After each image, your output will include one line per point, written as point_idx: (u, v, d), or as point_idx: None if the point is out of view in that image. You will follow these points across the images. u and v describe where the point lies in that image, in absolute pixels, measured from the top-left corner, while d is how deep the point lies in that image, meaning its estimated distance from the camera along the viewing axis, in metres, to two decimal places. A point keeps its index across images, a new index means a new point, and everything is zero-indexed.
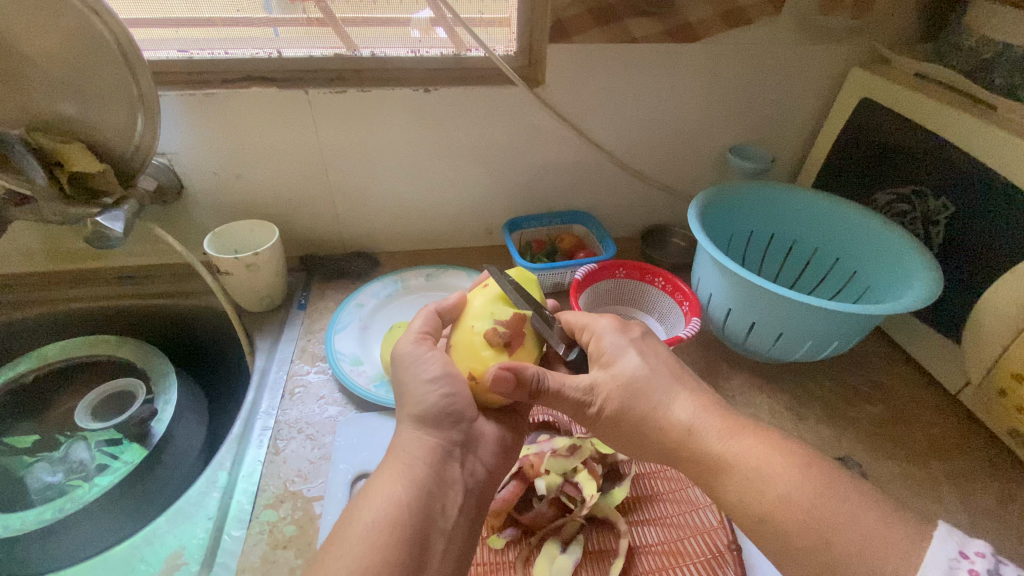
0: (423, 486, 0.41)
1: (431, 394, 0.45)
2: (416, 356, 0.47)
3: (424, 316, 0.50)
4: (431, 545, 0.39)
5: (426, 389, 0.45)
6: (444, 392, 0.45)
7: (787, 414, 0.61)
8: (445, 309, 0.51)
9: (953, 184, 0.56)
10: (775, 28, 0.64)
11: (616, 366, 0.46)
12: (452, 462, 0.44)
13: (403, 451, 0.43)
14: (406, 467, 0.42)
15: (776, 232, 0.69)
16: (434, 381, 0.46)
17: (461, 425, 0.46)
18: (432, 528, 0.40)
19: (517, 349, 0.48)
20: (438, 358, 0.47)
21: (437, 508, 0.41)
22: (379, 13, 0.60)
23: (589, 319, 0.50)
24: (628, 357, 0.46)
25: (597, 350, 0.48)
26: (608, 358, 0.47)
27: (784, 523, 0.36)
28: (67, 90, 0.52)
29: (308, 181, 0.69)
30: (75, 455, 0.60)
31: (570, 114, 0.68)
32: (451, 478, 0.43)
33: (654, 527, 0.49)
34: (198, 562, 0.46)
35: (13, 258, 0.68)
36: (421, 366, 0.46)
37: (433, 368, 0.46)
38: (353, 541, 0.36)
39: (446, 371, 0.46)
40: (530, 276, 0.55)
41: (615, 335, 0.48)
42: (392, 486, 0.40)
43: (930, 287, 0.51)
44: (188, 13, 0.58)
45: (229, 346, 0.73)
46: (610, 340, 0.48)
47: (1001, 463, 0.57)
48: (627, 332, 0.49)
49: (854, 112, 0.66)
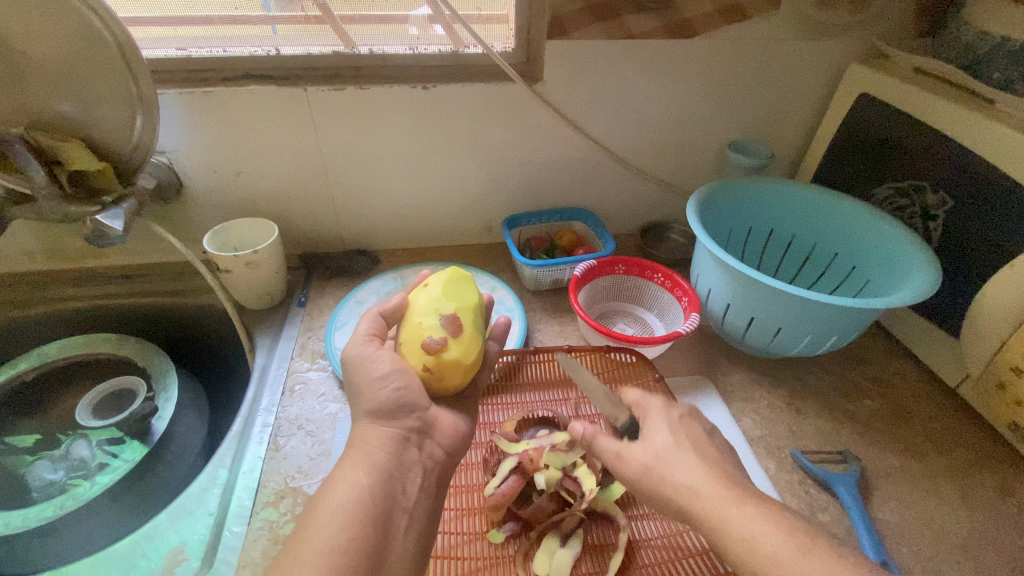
0: (382, 471, 0.41)
1: (382, 389, 0.43)
2: (366, 357, 0.45)
3: (368, 318, 0.48)
4: (392, 528, 0.39)
5: (378, 386, 0.43)
6: (395, 386, 0.43)
7: (785, 408, 0.61)
8: (389, 310, 0.49)
9: (953, 179, 0.56)
10: (772, 24, 0.64)
11: (652, 444, 0.44)
12: (410, 447, 0.44)
13: (364, 442, 0.42)
14: (364, 455, 0.41)
15: (775, 228, 0.69)
16: (384, 377, 0.43)
17: (416, 413, 0.44)
18: (393, 511, 0.40)
19: (459, 347, 0.46)
20: (387, 355, 0.45)
21: (398, 489, 0.41)
22: (377, 10, 0.61)
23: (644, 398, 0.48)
24: (667, 437, 0.44)
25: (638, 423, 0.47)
26: (647, 433, 0.45)
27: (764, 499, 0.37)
28: (64, 89, 0.52)
29: (307, 179, 0.69)
30: (76, 453, 0.60)
31: (567, 111, 0.68)
32: (409, 462, 0.43)
33: (653, 521, 0.50)
34: (198, 558, 0.47)
35: (13, 257, 0.68)
36: (371, 365, 0.44)
37: (382, 365, 0.44)
38: (322, 524, 0.37)
39: (396, 367, 0.44)
40: (467, 273, 0.52)
41: (660, 417, 0.46)
42: (353, 473, 0.40)
43: (929, 282, 0.51)
44: (187, 12, 0.58)
45: (231, 344, 0.73)
46: (653, 419, 0.46)
47: (1001, 457, 0.57)
48: (673, 413, 0.46)
49: (854, 106, 0.66)
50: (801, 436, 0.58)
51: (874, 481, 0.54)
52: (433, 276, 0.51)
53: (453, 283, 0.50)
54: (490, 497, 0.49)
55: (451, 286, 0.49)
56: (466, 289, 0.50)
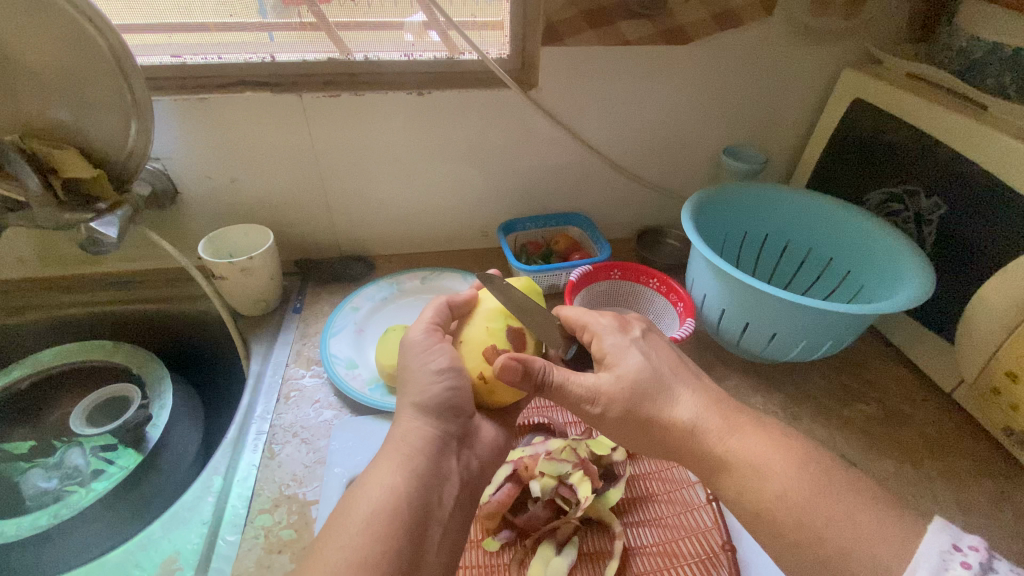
0: (420, 478, 0.41)
1: (436, 384, 0.45)
2: (425, 346, 0.47)
3: (435, 307, 0.51)
4: (427, 539, 0.39)
5: (431, 379, 0.45)
6: (450, 384, 0.46)
7: (782, 413, 0.61)
8: (456, 303, 0.51)
9: (944, 184, 0.57)
10: (769, 29, 0.64)
11: (618, 370, 0.45)
12: (449, 455, 0.44)
13: (399, 445, 0.43)
14: (403, 460, 0.41)
15: (770, 232, 0.70)
16: (440, 372, 0.46)
17: (462, 420, 0.46)
18: (430, 522, 0.40)
19: None
20: (446, 349, 0.47)
21: (434, 499, 0.41)
22: (373, 17, 0.61)
23: (589, 319, 0.49)
24: (631, 358, 0.45)
25: (598, 352, 0.47)
26: (611, 361, 0.45)
27: (784, 505, 0.37)
28: (58, 96, 0.52)
29: (301, 185, 0.69)
30: (70, 461, 0.60)
31: (564, 117, 0.68)
32: (446, 471, 0.43)
33: (651, 527, 0.50)
34: (193, 568, 0.46)
35: (7, 264, 0.68)
36: (429, 357, 0.46)
37: (441, 360, 0.46)
38: (352, 534, 0.36)
39: (453, 364, 0.46)
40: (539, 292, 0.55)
41: (616, 337, 0.47)
42: (371, 479, 0.40)
43: (923, 287, 0.51)
44: (182, 19, 0.58)
45: (225, 350, 0.73)
46: (611, 341, 0.47)
47: (996, 462, 0.57)
48: (626, 332, 0.48)
49: (846, 112, 0.67)
50: None
51: None
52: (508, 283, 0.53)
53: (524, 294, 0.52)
54: (485, 504, 0.49)
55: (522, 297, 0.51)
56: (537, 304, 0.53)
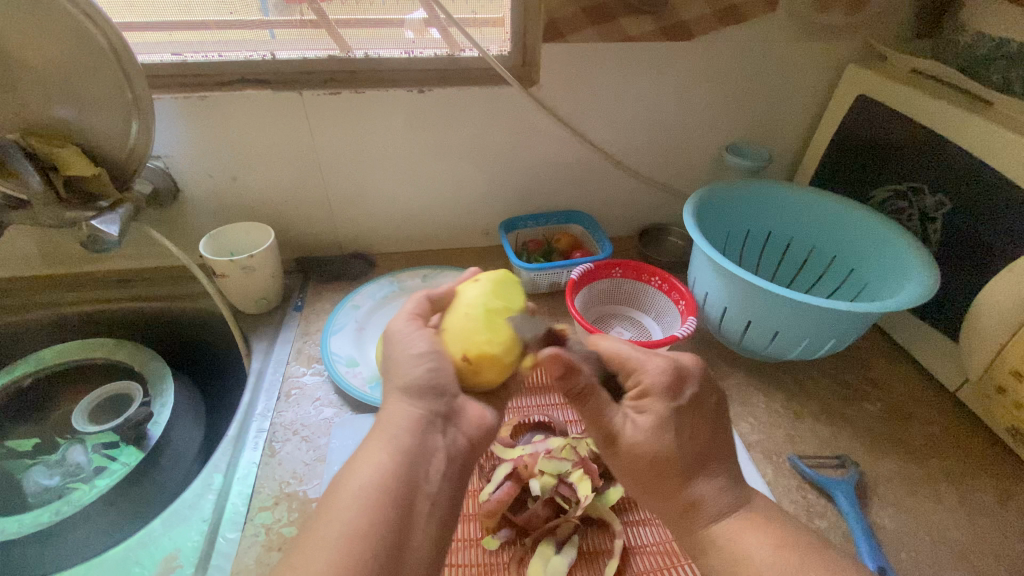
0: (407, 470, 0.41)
1: (418, 367, 0.44)
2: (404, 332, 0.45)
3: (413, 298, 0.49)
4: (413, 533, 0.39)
5: (413, 363, 0.44)
6: (431, 365, 0.44)
7: (784, 412, 0.61)
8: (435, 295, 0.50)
9: (950, 181, 0.56)
10: (770, 24, 0.63)
11: (643, 435, 0.42)
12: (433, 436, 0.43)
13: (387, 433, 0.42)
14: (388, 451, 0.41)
15: (773, 231, 0.69)
16: (421, 355, 0.44)
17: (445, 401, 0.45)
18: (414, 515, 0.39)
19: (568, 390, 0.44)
20: (427, 335, 0.46)
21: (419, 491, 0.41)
22: (372, 14, 0.61)
23: (644, 362, 0.44)
24: (664, 433, 0.41)
25: (635, 400, 0.43)
26: (642, 420, 0.42)
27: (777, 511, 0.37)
28: (59, 96, 0.52)
29: (303, 183, 0.69)
30: (72, 458, 0.60)
31: (564, 114, 0.68)
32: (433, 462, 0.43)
33: (650, 527, 0.49)
34: (192, 565, 0.46)
35: (12, 263, 0.68)
36: (409, 341, 0.45)
37: (421, 345, 0.45)
38: (334, 527, 0.36)
39: (433, 347, 0.45)
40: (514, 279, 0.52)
41: (663, 400, 0.42)
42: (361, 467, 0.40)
43: (926, 287, 0.51)
44: (181, 16, 0.58)
45: (227, 348, 0.73)
46: (653, 403, 0.42)
47: (1000, 463, 0.56)
48: (675, 395, 0.42)
49: (850, 108, 0.66)
50: (799, 440, 0.58)
51: (874, 485, 0.54)
52: (484, 272, 0.51)
53: (500, 282, 0.50)
54: (485, 503, 0.49)
55: (500, 286, 0.49)
56: (514, 291, 0.50)
